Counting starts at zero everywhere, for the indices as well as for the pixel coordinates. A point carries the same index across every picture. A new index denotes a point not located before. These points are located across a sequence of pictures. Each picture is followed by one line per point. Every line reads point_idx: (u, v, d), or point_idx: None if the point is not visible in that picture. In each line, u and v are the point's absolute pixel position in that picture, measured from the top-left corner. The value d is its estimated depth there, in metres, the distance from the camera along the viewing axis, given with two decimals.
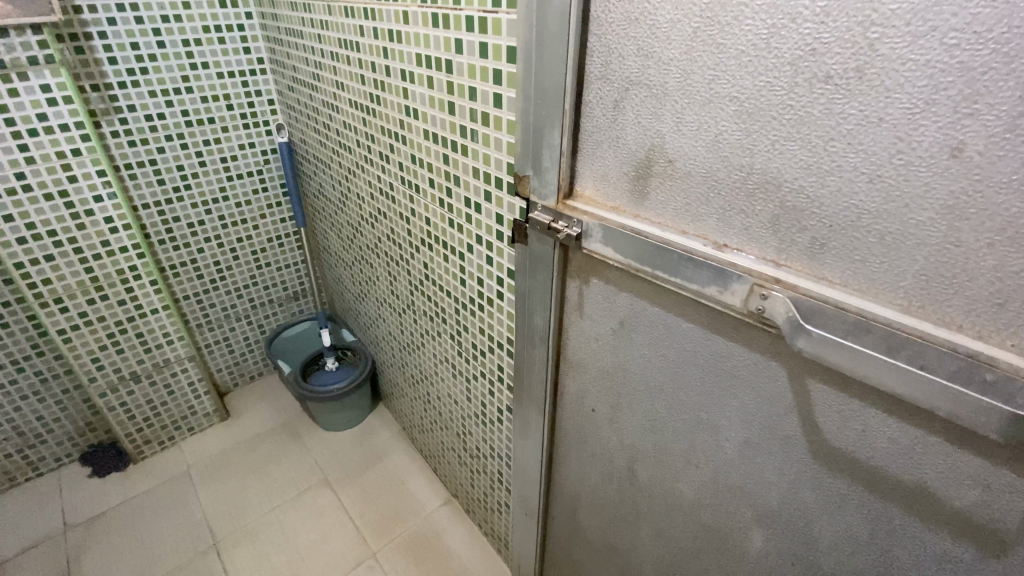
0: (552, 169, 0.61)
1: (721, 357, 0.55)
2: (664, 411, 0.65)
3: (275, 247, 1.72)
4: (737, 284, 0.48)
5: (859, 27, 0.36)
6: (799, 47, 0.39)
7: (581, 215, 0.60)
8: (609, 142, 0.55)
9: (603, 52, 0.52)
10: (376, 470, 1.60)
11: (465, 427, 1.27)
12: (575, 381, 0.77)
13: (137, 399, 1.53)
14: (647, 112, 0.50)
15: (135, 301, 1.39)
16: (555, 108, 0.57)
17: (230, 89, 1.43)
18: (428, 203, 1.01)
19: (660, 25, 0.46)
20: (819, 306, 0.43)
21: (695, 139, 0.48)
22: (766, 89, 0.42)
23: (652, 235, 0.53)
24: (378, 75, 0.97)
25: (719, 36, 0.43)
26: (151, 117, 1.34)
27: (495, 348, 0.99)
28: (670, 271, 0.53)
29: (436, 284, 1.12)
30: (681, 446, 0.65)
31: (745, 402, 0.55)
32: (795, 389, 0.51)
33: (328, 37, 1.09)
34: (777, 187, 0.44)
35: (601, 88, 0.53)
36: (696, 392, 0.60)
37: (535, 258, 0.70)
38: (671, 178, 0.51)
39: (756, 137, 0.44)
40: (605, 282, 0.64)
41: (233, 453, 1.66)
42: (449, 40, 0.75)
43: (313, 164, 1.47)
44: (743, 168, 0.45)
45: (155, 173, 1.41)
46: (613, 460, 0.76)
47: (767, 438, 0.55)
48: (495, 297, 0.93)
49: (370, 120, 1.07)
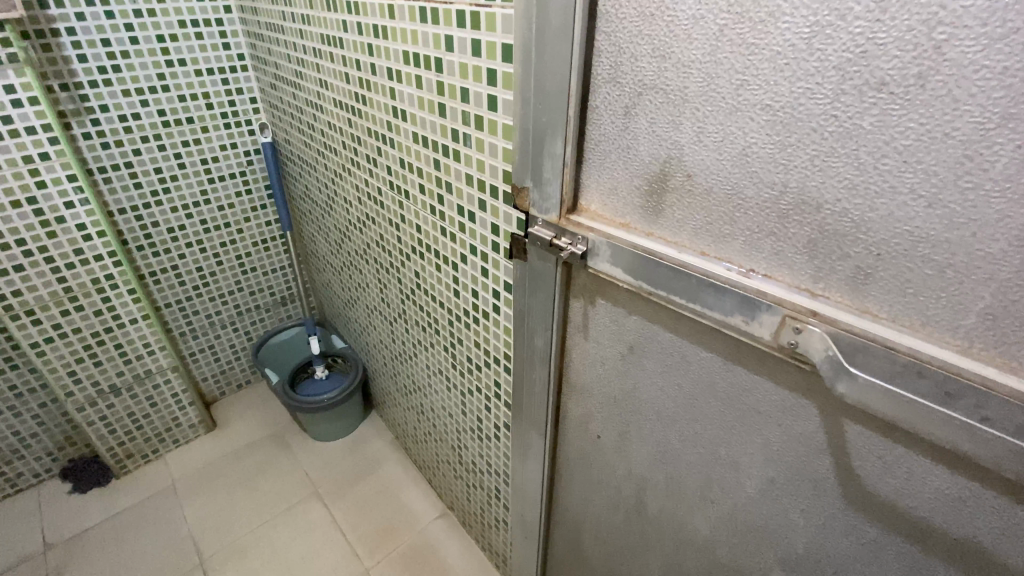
0: (553, 181, 0.55)
1: (744, 391, 0.50)
2: (677, 443, 0.59)
3: (262, 251, 1.65)
4: (766, 315, 0.43)
5: (923, 26, 0.31)
6: (849, 48, 0.33)
7: (586, 231, 0.54)
8: (618, 152, 0.49)
9: (612, 52, 0.45)
10: (369, 482, 1.55)
11: (461, 441, 1.21)
12: (578, 407, 0.71)
13: (117, 413, 1.47)
14: (662, 120, 0.44)
15: (112, 312, 1.32)
16: (557, 114, 0.51)
17: (209, 87, 1.36)
18: (418, 210, 0.95)
19: (680, 23, 0.40)
20: (864, 343, 0.38)
21: (719, 152, 0.42)
22: (805, 95, 0.36)
23: (668, 256, 0.48)
24: (363, 73, 0.91)
25: (750, 36, 0.37)
26: (126, 117, 1.27)
27: (492, 361, 0.94)
28: (688, 296, 0.48)
29: (429, 294, 1.06)
30: (696, 481, 0.60)
31: (770, 439, 0.50)
32: (830, 429, 0.45)
33: (311, 33, 1.02)
34: (815, 208, 0.38)
35: (610, 92, 0.47)
36: (714, 426, 0.54)
37: (535, 275, 0.64)
38: (690, 194, 0.45)
39: (792, 151, 0.38)
40: (612, 304, 0.58)
41: (219, 466, 1.60)
42: (439, 37, 0.69)
43: (297, 165, 1.40)
44: (775, 186, 0.40)
45: (132, 176, 1.33)
46: (620, 490, 0.71)
47: (793, 478, 0.50)
48: (491, 310, 0.87)
49: (356, 121, 1.01)
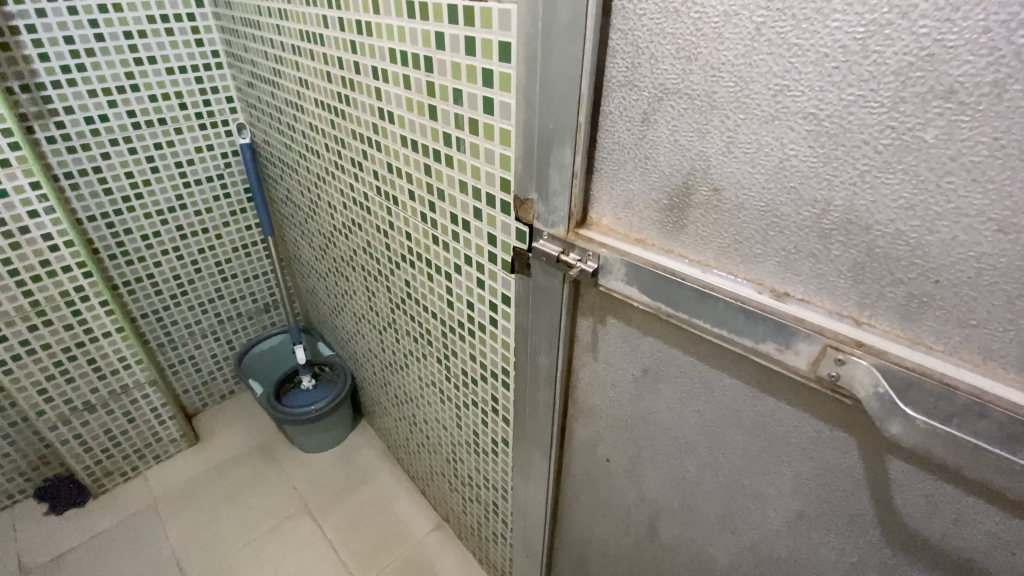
0: (560, 193, 0.50)
1: (773, 421, 0.46)
2: (694, 471, 0.56)
3: (242, 257, 1.58)
4: (803, 344, 0.39)
5: (1002, 27, 0.26)
6: (910, 51, 0.29)
7: (599, 247, 0.49)
8: (634, 163, 0.45)
9: (629, 52, 0.41)
10: (361, 494, 1.50)
11: (456, 454, 1.17)
12: (585, 429, 0.67)
13: (93, 430, 1.40)
14: (686, 128, 0.40)
15: (84, 325, 1.25)
16: (566, 119, 0.46)
17: (182, 86, 1.28)
18: (408, 217, 0.90)
19: (709, 20, 0.36)
20: (918, 379, 0.34)
21: (752, 164, 0.38)
22: (857, 102, 0.32)
23: (692, 277, 0.43)
24: (346, 72, 0.85)
25: (793, 34, 0.33)
26: (92, 119, 1.19)
27: (489, 375, 0.90)
28: (714, 321, 0.43)
29: (421, 303, 1.01)
30: (716, 511, 0.56)
31: (800, 471, 0.47)
32: (870, 463, 0.42)
33: (289, 28, 0.96)
34: (863, 228, 0.35)
35: (625, 97, 0.43)
36: (737, 455, 0.51)
37: (539, 292, 0.59)
38: (716, 210, 0.41)
39: (838, 165, 0.34)
40: (625, 325, 0.53)
41: (202, 481, 1.53)
42: (428, 34, 0.64)
43: (277, 168, 1.33)
44: (818, 204, 0.36)
45: (101, 182, 1.25)
46: (631, 515, 0.67)
47: (825, 512, 0.47)
48: (488, 323, 0.83)
49: (339, 122, 0.95)
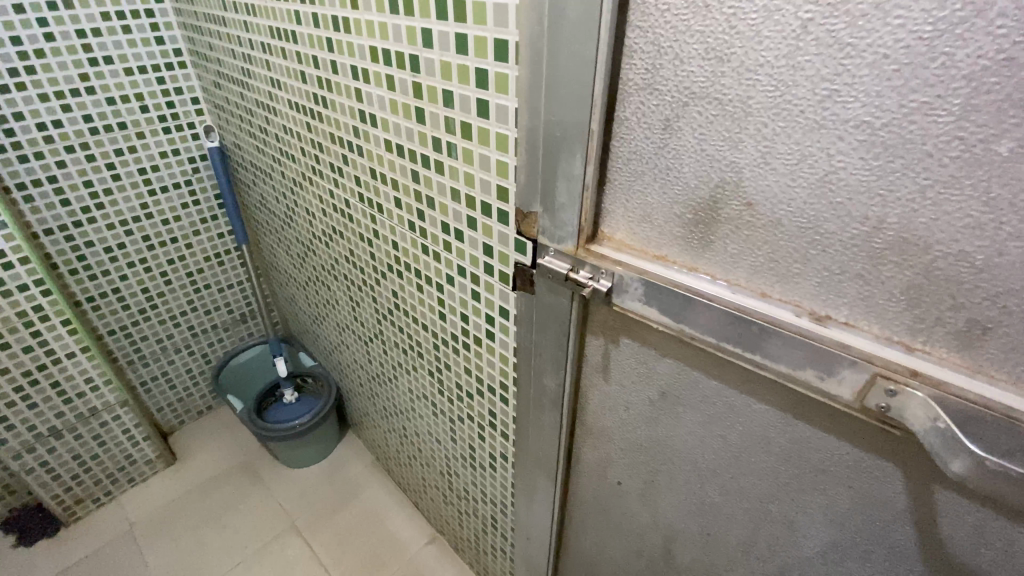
0: (569, 206, 0.46)
1: (807, 448, 0.43)
2: (716, 496, 0.52)
3: (215, 267, 1.50)
4: (849, 372, 0.35)
5: None
6: (986, 53, 0.26)
7: (613, 265, 0.45)
8: (653, 174, 0.41)
9: (650, 52, 0.37)
10: (350, 509, 1.44)
11: (451, 468, 1.12)
12: (594, 451, 0.63)
13: (61, 456, 1.31)
14: (715, 137, 0.36)
15: (46, 347, 1.16)
16: (578, 125, 0.41)
17: (143, 87, 1.19)
18: (394, 225, 0.85)
19: (745, 17, 0.32)
20: (980, 413, 0.31)
21: (792, 178, 0.34)
22: (919, 109, 0.28)
23: (721, 298, 0.40)
24: (322, 72, 0.79)
25: (846, 33, 0.29)
26: (45, 125, 1.10)
27: (486, 390, 0.85)
28: (746, 346, 0.40)
29: (410, 314, 0.96)
30: (739, 537, 0.53)
31: (836, 499, 0.44)
32: (916, 495, 0.39)
33: (258, 25, 0.89)
34: (921, 248, 0.31)
35: (643, 102, 0.39)
36: (765, 482, 0.48)
37: (544, 310, 0.55)
38: (749, 226, 0.37)
39: (895, 179, 0.30)
40: (641, 346, 0.50)
41: (181, 504, 1.46)
42: (414, 31, 0.58)
43: (250, 172, 1.26)
44: (870, 221, 0.32)
45: (57, 192, 1.16)
46: (644, 538, 0.64)
47: (862, 541, 0.44)
48: (484, 337, 0.78)
49: (316, 125, 0.89)
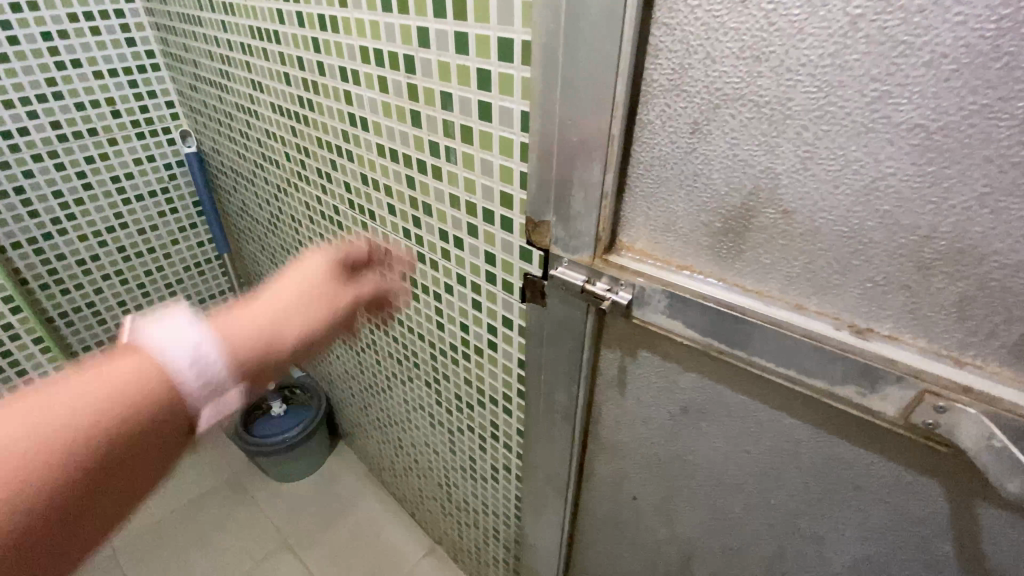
0: (586, 215, 0.43)
1: (842, 464, 0.41)
2: (740, 511, 0.50)
3: (195, 277, 1.44)
4: (893, 388, 0.34)
5: None
6: None
7: (634, 276, 0.43)
8: (678, 180, 0.38)
9: (678, 51, 0.34)
10: (345, 523, 1.40)
11: (449, 479, 1.09)
12: (608, 465, 0.61)
13: None
14: (748, 142, 0.34)
15: (17, 368, 1.10)
16: (597, 129, 0.39)
17: (114, 91, 1.14)
18: (388, 233, 0.81)
19: (787, 13, 0.29)
20: None
21: (834, 185, 0.32)
22: (979, 112, 0.26)
23: (754, 312, 0.38)
24: (308, 74, 0.75)
25: (900, 30, 0.27)
26: (10, 133, 1.03)
27: (487, 401, 0.82)
28: (781, 360, 0.38)
29: (405, 324, 0.93)
30: (764, 552, 0.51)
31: (871, 515, 0.42)
32: (959, 513, 0.37)
33: (236, 25, 0.84)
34: (976, 259, 0.29)
35: (669, 105, 0.36)
36: (793, 497, 0.46)
37: (557, 322, 0.53)
38: (786, 234, 0.35)
39: (950, 186, 0.28)
40: (661, 359, 0.47)
41: (167, 524, 1.40)
42: (409, 30, 0.55)
43: (230, 178, 1.21)
44: (920, 231, 0.30)
45: (25, 204, 1.10)
46: (661, 553, 0.61)
47: (898, 558, 0.42)
48: (485, 347, 0.75)
49: (301, 130, 0.85)
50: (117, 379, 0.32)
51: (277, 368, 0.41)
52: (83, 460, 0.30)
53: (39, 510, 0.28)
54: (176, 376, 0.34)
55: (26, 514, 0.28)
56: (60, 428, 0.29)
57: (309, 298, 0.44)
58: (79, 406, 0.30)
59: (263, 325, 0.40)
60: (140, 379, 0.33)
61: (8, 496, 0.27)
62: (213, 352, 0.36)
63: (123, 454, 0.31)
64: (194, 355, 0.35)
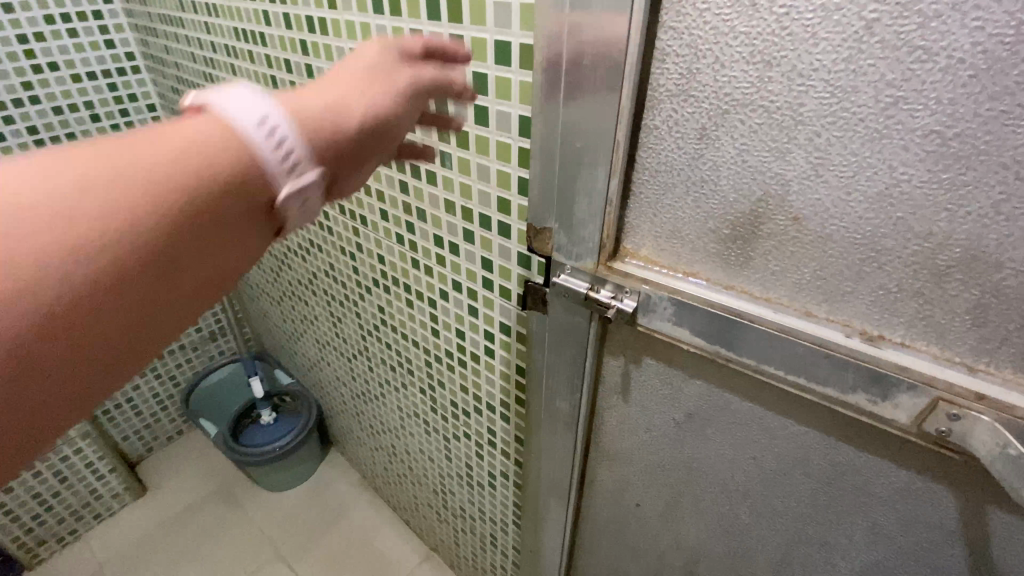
0: (590, 221, 0.42)
1: (851, 470, 0.41)
2: (746, 517, 0.50)
3: None
4: (906, 396, 0.33)
5: None
6: None
7: (639, 283, 0.42)
8: (684, 186, 0.38)
9: (686, 55, 0.33)
10: (337, 532, 1.38)
11: (445, 486, 1.08)
12: (610, 471, 0.60)
13: (18, 496, 1.21)
14: (758, 148, 0.33)
15: None
16: (602, 135, 0.38)
17: (93, 95, 1.10)
18: (380, 238, 0.79)
19: (800, 16, 0.29)
20: None
21: (846, 192, 0.32)
22: (997, 119, 0.26)
23: (763, 319, 0.37)
24: (296, 77, 0.73)
25: (917, 35, 0.26)
26: None
27: (484, 408, 0.81)
28: (792, 368, 0.37)
29: (398, 330, 0.91)
30: (771, 558, 0.51)
31: (880, 521, 0.42)
32: (971, 519, 0.37)
33: (220, 26, 0.82)
34: (992, 266, 0.29)
35: (676, 110, 0.35)
36: (801, 503, 0.45)
37: (559, 329, 0.52)
38: (796, 241, 0.35)
39: (966, 194, 0.28)
40: (667, 365, 0.47)
41: (155, 537, 1.36)
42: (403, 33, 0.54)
43: None
44: (935, 238, 0.30)
45: None
46: (665, 559, 0.61)
47: (908, 563, 0.42)
48: (482, 353, 0.74)
49: None
50: (175, 142, 0.26)
51: (354, 160, 0.32)
52: (134, 236, 0.24)
53: (112, 265, 0.24)
54: (249, 143, 0.27)
55: (100, 266, 0.23)
56: (101, 192, 0.24)
57: (382, 80, 0.33)
58: (133, 162, 0.25)
59: (327, 105, 0.31)
60: (215, 146, 0.27)
61: (91, 236, 0.23)
62: (286, 127, 0.28)
63: (179, 239, 0.25)
64: (262, 124, 0.27)
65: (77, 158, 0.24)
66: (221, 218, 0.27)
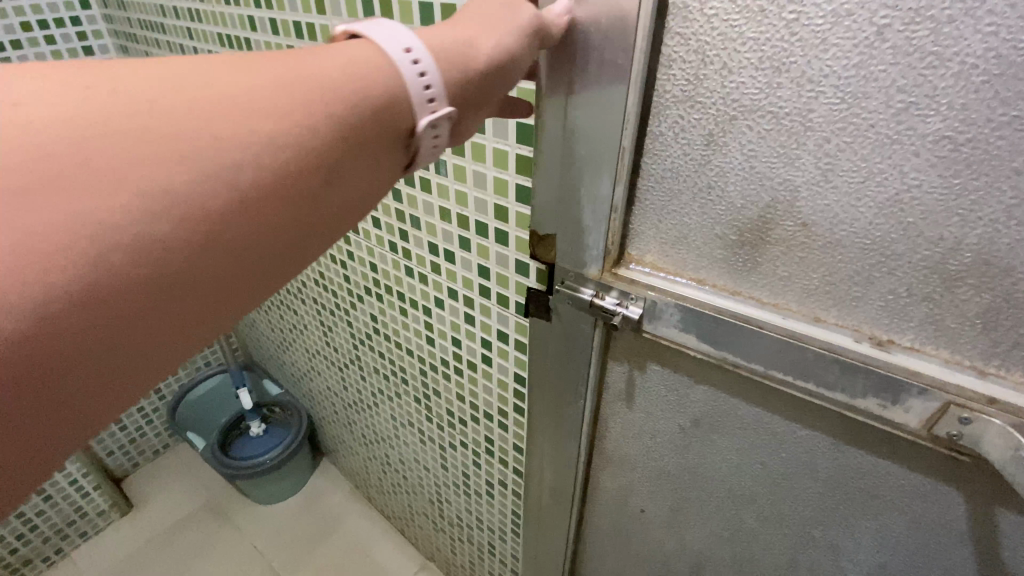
0: (595, 228, 0.42)
1: (860, 474, 0.41)
2: (753, 522, 0.50)
3: None
4: (917, 401, 0.33)
5: None
6: None
7: (645, 289, 0.41)
8: (691, 193, 0.37)
9: (693, 61, 0.33)
10: (331, 544, 1.36)
11: (441, 495, 1.06)
12: (615, 477, 0.59)
13: None
14: (767, 155, 0.33)
15: None
16: (607, 142, 0.38)
17: None
18: (373, 246, 0.78)
19: (811, 22, 0.29)
20: None
21: (855, 197, 0.31)
22: (1010, 124, 0.26)
23: (773, 325, 0.37)
24: None
25: (929, 40, 0.26)
26: None
27: (482, 416, 0.80)
28: (802, 373, 0.37)
29: (392, 339, 0.90)
30: (778, 562, 0.50)
31: (889, 524, 0.41)
32: (981, 522, 0.37)
33: (203, 32, 0.79)
34: (1004, 271, 0.29)
35: (683, 116, 0.35)
36: (809, 507, 0.45)
37: (562, 336, 0.51)
38: (805, 247, 0.35)
39: (977, 199, 0.28)
40: (672, 371, 0.46)
41: (142, 554, 1.33)
42: None
43: None
44: (945, 243, 0.30)
45: None
46: (670, 564, 0.60)
47: (917, 565, 0.42)
48: (479, 361, 0.73)
49: None
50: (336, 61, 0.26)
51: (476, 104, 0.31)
52: (277, 151, 0.24)
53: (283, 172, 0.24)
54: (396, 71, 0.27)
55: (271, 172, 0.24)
56: (179, 120, 0.22)
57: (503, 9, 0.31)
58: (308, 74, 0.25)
59: (456, 37, 0.29)
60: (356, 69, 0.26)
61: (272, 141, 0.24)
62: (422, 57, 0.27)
63: (256, 187, 0.24)
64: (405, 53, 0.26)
65: (167, 80, 0.23)
66: (352, 144, 0.26)
